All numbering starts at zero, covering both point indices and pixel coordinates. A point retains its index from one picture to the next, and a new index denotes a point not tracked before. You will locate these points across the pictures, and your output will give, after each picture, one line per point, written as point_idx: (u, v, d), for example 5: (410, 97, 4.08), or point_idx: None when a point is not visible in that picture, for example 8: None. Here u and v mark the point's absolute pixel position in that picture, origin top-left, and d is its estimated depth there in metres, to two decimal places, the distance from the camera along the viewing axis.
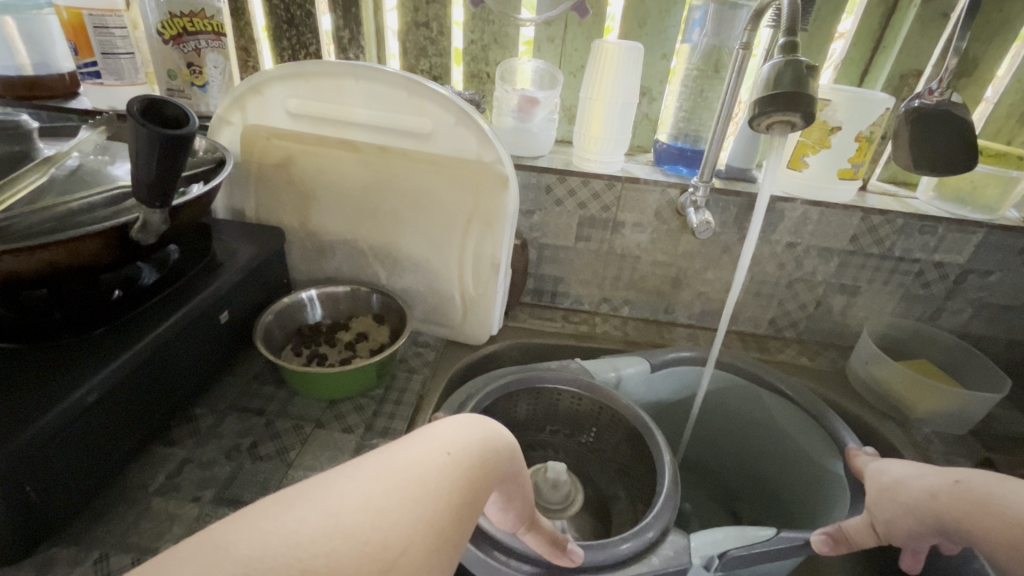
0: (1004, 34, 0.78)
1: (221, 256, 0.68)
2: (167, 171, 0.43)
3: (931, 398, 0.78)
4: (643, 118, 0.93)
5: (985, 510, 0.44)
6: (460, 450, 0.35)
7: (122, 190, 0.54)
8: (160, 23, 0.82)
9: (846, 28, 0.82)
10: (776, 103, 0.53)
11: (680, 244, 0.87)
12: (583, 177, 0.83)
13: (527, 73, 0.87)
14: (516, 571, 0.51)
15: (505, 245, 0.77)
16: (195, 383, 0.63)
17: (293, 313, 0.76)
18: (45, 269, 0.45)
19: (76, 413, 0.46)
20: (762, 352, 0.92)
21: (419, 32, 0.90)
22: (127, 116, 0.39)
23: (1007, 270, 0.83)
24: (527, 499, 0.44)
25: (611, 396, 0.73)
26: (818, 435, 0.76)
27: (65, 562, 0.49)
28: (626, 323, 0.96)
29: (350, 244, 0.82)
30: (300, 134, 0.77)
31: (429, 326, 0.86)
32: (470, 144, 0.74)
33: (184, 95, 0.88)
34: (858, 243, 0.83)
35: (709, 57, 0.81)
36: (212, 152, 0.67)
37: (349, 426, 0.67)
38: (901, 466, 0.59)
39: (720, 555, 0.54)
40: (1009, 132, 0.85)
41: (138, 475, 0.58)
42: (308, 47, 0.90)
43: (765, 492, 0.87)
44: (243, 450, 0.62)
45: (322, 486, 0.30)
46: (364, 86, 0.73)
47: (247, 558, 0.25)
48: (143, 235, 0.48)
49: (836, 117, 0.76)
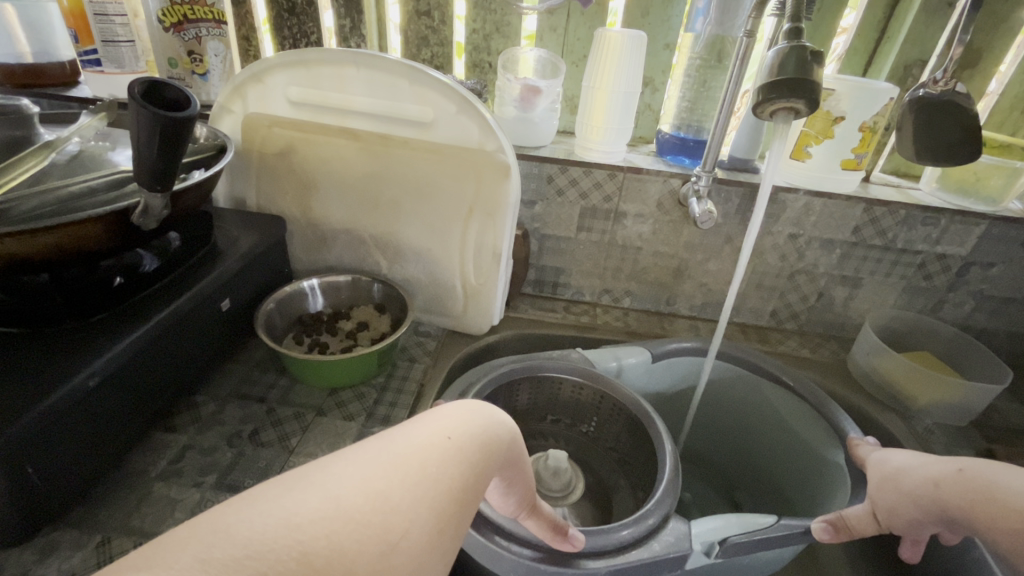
0: (1009, 24, 0.78)
1: (221, 243, 0.68)
2: (168, 155, 0.43)
3: (931, 389, 0.78)
4: (646, 109, 0.93)
5: (988, 498, 0.44)
6: (461, 435, 0.34)
7: (124, 174, 0.53)
8: (160, 10, 0.81)
9: (849, 23, 0.82)
10: (780, 89, 0.52)
11: (682, 235, 0.87)
12: (584, 167, 0.82)
13: (529, 63, 0.87)
14: (516, 556, 0.51)
15: (506, 235, 0.77)
16: (196, 371, 0.63)
17: (294, 302, 0.76)
18: (44, 253, 0.45)
19: (76, 398, 0.46)
20: (763, 344, 0.92)
21: (421, 21, 0.89)
22: (128, 98, 0.39)
23: (1009, 261, 0.82)
24: (527, 484, 0.44)
25: (611, 386, 0.73)
26: (818, 425, 0.76)
27: (67, 545, 0.49)
28: (626, 314, 0.95)
29: (351, 233, 0.82)
30: (300, 123, 0.77)
31: (430, 316, 0.86)
32: (472, 132, 0.73)
33: (184, 83, 0.87)
34: (860, 234, 0.82)
35: (712, 46, 0.80)
36: (212, 139, 0.66)
37: (350, 413, 0.68)
38: (902, 455, 0.59)
39: (720, 542, 0.55)
40: (1013, 124, 0.85)
41: (140, 460, 0.58)
42: (310, 37, 0.90)
43: (765, 482, 0.87)
44: (244, 437, 0.62)
45: (322, 470, 0.30)
46: (365, 75, 0.73)
47: (245, 540, 0.25)
48: (143, 220, 0.48)
49: (840, 107, 0.75)
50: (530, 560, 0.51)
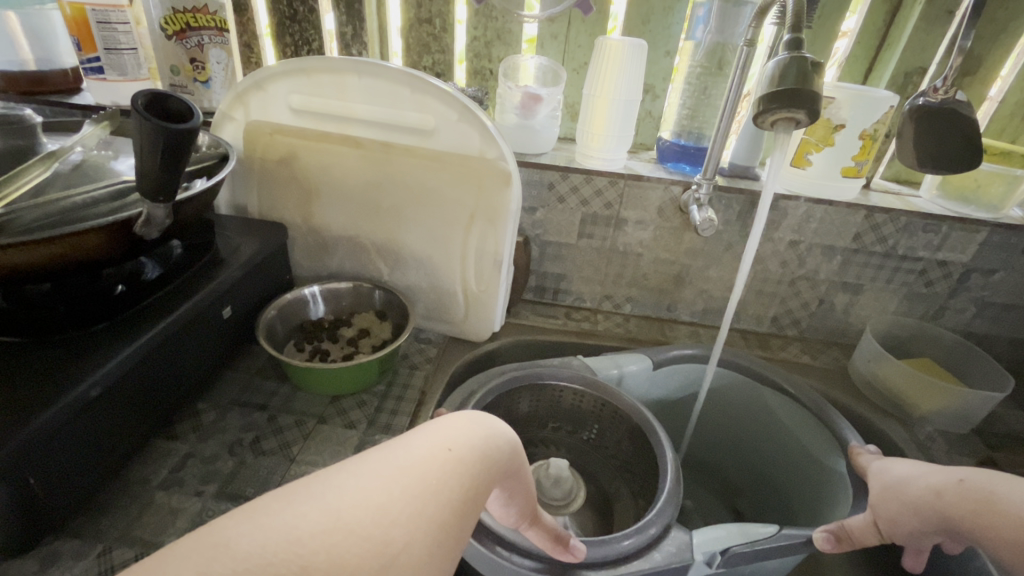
0: (1009, 32, 0.78)
1: (224, 251, 0.68)
2: (172, 166, 0.43)
3: (933, 397, 0.78)
4: (646, 116, 0.93)
5: (989, 507, 0.44)
6: (461, 446, 0.34)
7: (126, 183, 0.54)
8: (161, 19, 0.82)
9: (849, 28, 0.82)
10: (781, 99, 0.52)
11: (683, 242, 0.87)
12: (585, 174, 0.82)
13: (530, 70, 0.87)
14: (518, 566, 0.51)
15: (506, 241, 0.77)
16: (197, 378, 0.63)
17: (295, 309, 0.76)
18: (46, 262, 0.45)
19: (77, 409, 0.46)
20: (765, 350, 0.91)
21: (422, 28, 0.90)
22: (132, 109, 0.39)
23: (1010, 268, 0.82)
24: (528, 494, 0.44)
25: (612, 393, 0.73)
26: (819, 432, 0.76)
27: (68, 555, 0.49)
28: (627, 321, 0.95)
29: (352, 239, 0.82)
30: (302, 130, 0.77)
31: (431, 323, 0.86)
32: (473, 140, 0.73)
33: (187, 90, 0.88)
34: (861, 241, 0.83)
35: (712, 54, 0.80)
36: (214, 147, 0.67)
37: (351, 421, 0.68)
38: (904, 464, 0.59)
39: (722, 552, 0.55)
40: (1014, 131, 0.85)
41: (141, 469, 0.58)
42: (311, 43, 0.90)
43: (767, 489, 0.87)
44: (245, 445, 0.62)
45: (323, 482, 0.30)
46: (367, 83, 0.73)
47: (246, 553, 0.25)
48: (145, 230, 0.48)
49: (840, 114, 0.75)
50: (532, 570, 0.51)
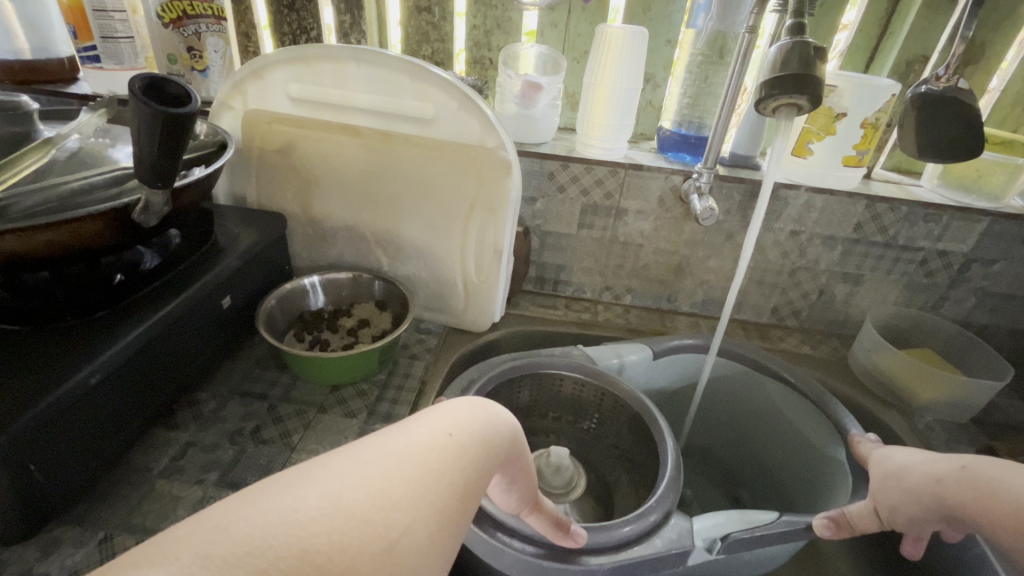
0: (1012, 21, 0.77)
1: (222, 241, 0.68)
2: (168, 152, 0.42)
3: (932, 386, 0.78)
4: (647, 106, 0.93)
5: (989, 494, 0.44)
6: (462, 432, 0.34)
7: (124, 171, 0.53)
8: (159, 6, 0.81)
9: (850, 19, 0.82)
10: (784, 85, 0.52)
11: (683, 232, 0.87)
12: (585, 164, 0.82)
13: (529, 59, 0.86)
14: (518, 551, 0.51)
15: (506, 232, 0.77)
16: (196, 368, 0.62)
17: (295, 299, 0.76)
18: (44, 250, 0.44)
19: (77, 396, 0.45)
20: (765, 341, 0.92)
21: (421, 17, 0.89)
22: (129, 95, 0.39)
23: (1010, 259, 0.82)
24: (530, 480, 0.44)
25: (612, 382, 0.73)
26: (819, 422, 0.76)
27: (70, 543, 0.49)
28: (627, 312, 0.96)
29: (352, 230, 0.82)
30: (300, 119, 0.76)
31: (431, 313, 0.86)
32: (473, 129, 0.73)
33: (184, 79, 0.87)
34: (862, 231, 0.82)
35: (714, 42, 0.80)
36: (212, 136, 0.66)
37: (351, 410, 0.68)
38: (905, 453, 0.59)
39: (722, 538, 0.55)
40: (1015, 120, 0.84)
41: (142, 457, 0.58)
42: (309, 33, 0.90)
43: (766, 479, 0.87)
44: (246, 434, 0.62)
45: (323, 466, 0.30)
46: (366, 72, 0.72)
47: (247, 537, 0.25)
48: (144, 217, 0.48)
49: (842, 103, 0.75)
50: (532, 556, 0.51)
